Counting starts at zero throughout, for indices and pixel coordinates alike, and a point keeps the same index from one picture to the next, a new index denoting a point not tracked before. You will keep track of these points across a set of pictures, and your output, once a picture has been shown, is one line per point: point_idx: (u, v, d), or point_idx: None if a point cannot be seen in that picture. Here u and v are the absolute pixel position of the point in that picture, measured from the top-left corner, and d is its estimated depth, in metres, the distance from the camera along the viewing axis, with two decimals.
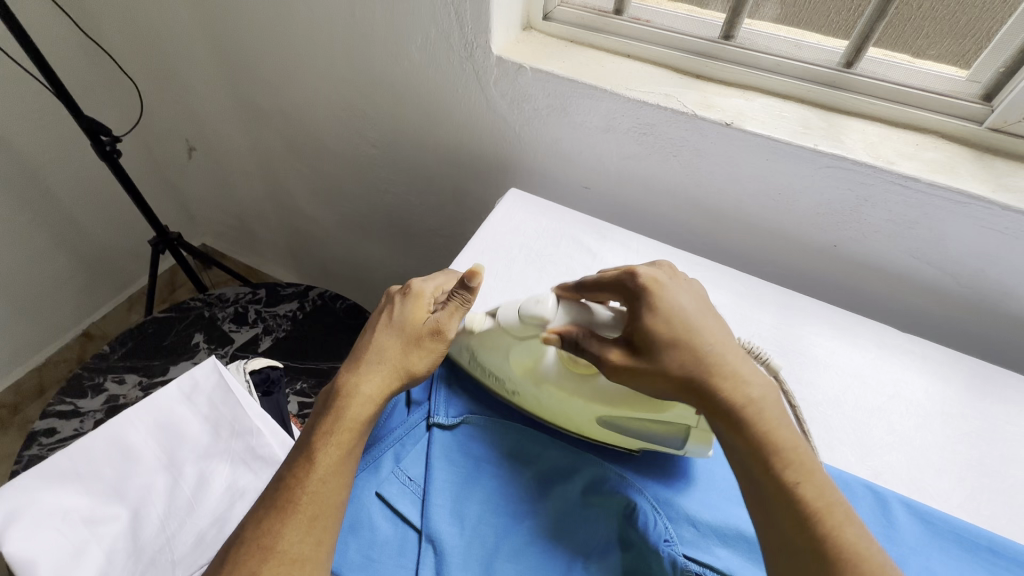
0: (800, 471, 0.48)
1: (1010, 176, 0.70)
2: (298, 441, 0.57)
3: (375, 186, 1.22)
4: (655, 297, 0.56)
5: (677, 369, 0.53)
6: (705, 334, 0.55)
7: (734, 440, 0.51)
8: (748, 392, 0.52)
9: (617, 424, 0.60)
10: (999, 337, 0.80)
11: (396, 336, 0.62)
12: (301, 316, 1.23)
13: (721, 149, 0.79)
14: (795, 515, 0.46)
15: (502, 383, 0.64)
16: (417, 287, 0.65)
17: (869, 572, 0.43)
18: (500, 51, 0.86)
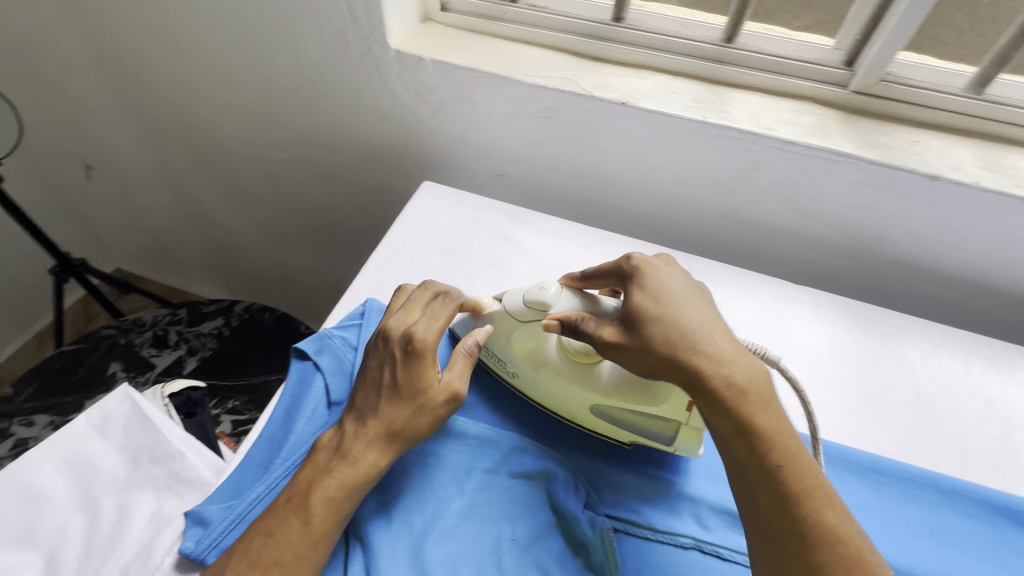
0: (786, 456, 0.46)
1: (873, 134, 0.77)
2: (286, 497, 0.51)
3: (294, 191, 1.19)
4: (645, 281, 0.55)
5: (660, 346, 0.50)
6: (694, 312, 0.52)
7: (717, 422, 0.49)
8: (735, 372, 0.49)
9: (609, 415, 0.60)
10: (881, 281, 0.88)
11: (405, 406, 0.54)
12: (227, 333, 1.18)
13: (620, 127, 0.82)
14: (774, 498, 0.45)
15: (503, 364, 0.64)
16: (430, 335, 0.56)
17: (846, 554, 0.43)
18: (397, 44, 0.86)
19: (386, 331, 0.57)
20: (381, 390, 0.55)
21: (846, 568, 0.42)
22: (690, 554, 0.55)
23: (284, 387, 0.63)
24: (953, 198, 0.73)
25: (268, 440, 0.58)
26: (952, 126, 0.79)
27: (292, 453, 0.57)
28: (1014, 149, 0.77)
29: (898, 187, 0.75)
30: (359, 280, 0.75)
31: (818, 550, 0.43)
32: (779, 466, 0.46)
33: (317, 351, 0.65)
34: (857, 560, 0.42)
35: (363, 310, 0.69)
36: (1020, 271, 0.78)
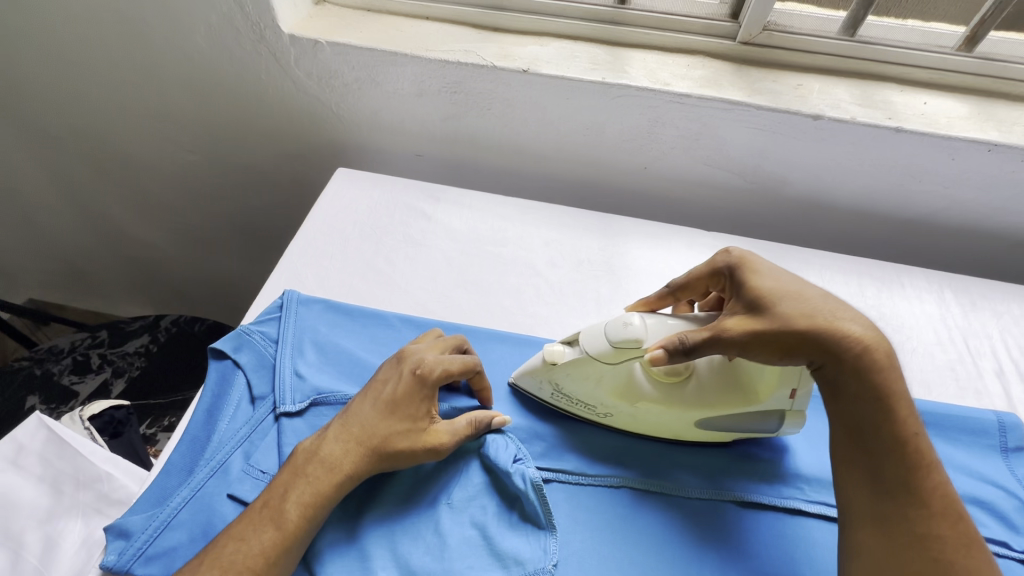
0: (919, 428, 0.46)
1: (761, 81, 0.81)
2: (260, 501, 0.50)
3: (209, 194, 1.13)
4: (754, 267, 0.54)
5: (803, 319, 0.48)
6: (815, 288, 0.51)
7: (853, 389, 0.47)
8: (874, 337, 0.47)
9: (717, 424, 0.57)
10: (785, 220, 0.93)
11: (393, 429, 0.53)
12: (155, 349, 1.12)
13: (527, 95, 0.83)
14: (906, 466, 0.44)
15: (592, 407, 0.59)
16: (437, 375, 0.56)
17: (963, 522, 0.43)
18: (290, 28, 0.83)
19: (405, 353, 0.58)
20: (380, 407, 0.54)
21: (961, 542, 0.42)
22: (619, 493, 0.56)
23: (203, 389, 0.60)
24: (837, 134, 0.79)
25: (189, 443, 0.57)
26: (833, 67, 0.84)
27: (214, 452, 0.55)
28: (887, 85, 0.83)
29: (788, 128, 0.79)
30: (277, 273, 0.73)
31: (939, 521, 0.43)
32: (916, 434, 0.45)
33: (235, 349, 0.63)
34: (973, 536, 0.43)
35: (281, 303, 0.67)
36: (902, 196, 0.85)
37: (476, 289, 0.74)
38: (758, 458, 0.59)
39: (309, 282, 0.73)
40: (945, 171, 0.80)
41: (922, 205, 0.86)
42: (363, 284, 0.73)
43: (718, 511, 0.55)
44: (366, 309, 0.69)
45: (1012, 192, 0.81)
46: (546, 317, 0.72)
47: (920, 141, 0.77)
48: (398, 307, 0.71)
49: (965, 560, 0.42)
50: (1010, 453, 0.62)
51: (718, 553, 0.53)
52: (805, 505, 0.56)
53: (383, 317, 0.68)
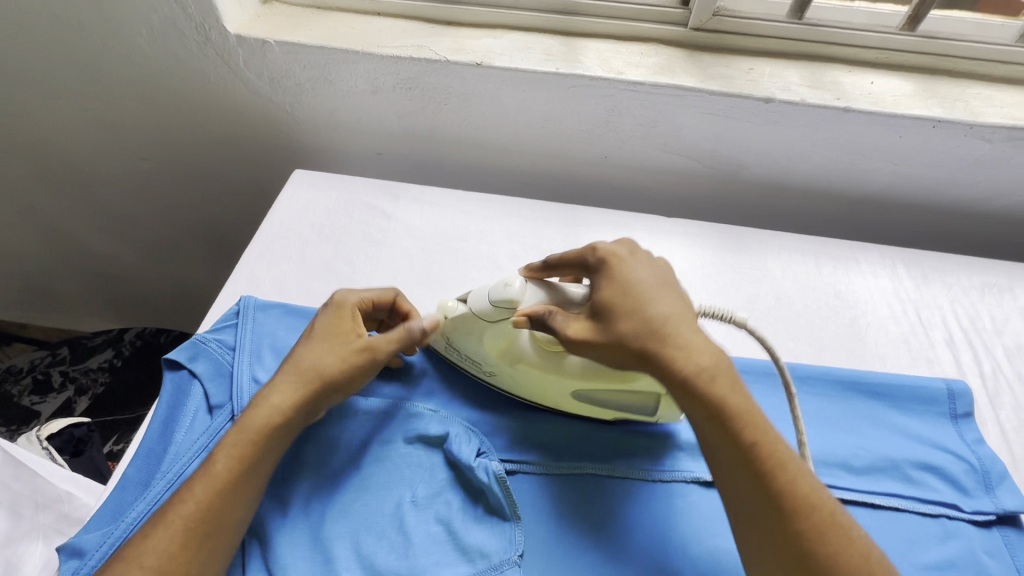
0: (760, 434, 0.47)
1: (713, 66, 0.82)
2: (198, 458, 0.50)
3: (167, 202, 1.11)
4: (615, 270, 0.54)
5: (633, 340, 0.50)
6: (661, 302, 0.52)
7: (690, 409, 0.49)
8: (701, 358, 0.49)
9: (593, 397, 0.58)
10: (746, 202, 0.95)
11: (309, 351, 0.55)
12: (120, 365, 1.10)
13: (482, 89, 0.83)
14: (751, 474, 0.46)
15: (478, 365, 0.61)
16: (341, 298, 0.59)
17: (822, 521, 0.44)
18: (236, 29, 0.81)
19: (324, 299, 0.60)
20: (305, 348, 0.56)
21: (821, 533, 0.43)
22: (582, 481, 0.57)
23: (158, 401, 0.59)
24: (788, 116, 0.80)
25: (145, 457, 0.55)
26: (782, 50, 0.85)
27: (171, 464, 0.54)
28: (835, 66, 0.84)
29: (741, 113, 0.80)
30: (234, 279, 0.72)
31: (794, 517, 0.44)
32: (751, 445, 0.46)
33: (191, 359, 0.61)
34: (833, 524, 0.44)
35: (238, 309, 0.66)
36: (855, 174, 0.87)
37: (437, 286, 0.74)
38: None
39: (267, 287, 0.72)
40: (893, 148, 0.82)
41: (874, 182, 0.88)
42: (322, 287, 0.72)
43: (679, 493, 0.57)
44: None
45: (958, 166, 0.84)
46: None
47: (868, 120, 0.79)
48: None
49: (825, 550, 0.43)
50: (959, 419, 0.64)
51: (679, 534, 0.54)
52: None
53: None
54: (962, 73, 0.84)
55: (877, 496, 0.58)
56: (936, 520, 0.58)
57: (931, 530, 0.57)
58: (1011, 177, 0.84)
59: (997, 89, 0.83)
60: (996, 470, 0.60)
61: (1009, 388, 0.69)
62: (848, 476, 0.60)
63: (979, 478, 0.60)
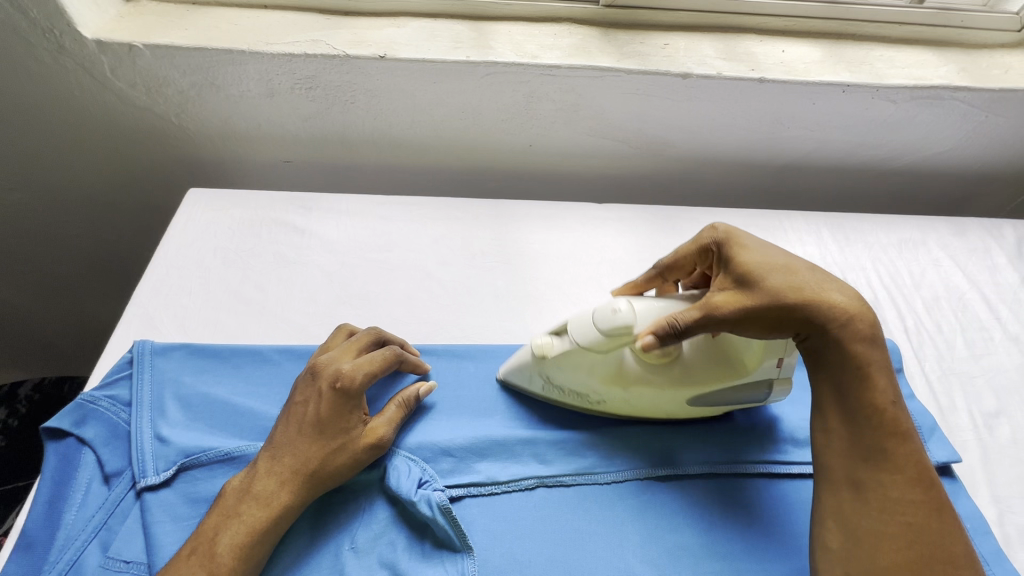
0: (898, 399, 0.47)
1: (629, 44, 0.80)
2: (188, 550, 0.45)
3: (47, 236, 0.93)
4: (746, 239, 0.52)
5: (790, 295, 0.47)
6: (801, 261, 0.51)
7: (832, 360, 0.48)
8: (855, 309, 0.48)
9: (708, 400, 0.55)
10: (674, 179, 0.94)
11: (325, 452, 0.50)
12: (16, 424, 0.94)
13: (389, 84, 0.76)
14: (883, 433, 0.46)
15: (584, 396, 0.56)
16: (358, 380, 0.52)
17: (938, 493, 0.45)
18: (94, 32, 0.70)
19: (320, 368, 0.53)
20: (303, 430, 0.50)
21: (935, 505, 0.44)
22: (535, 494, 0.54)
23: (40, 478, 0.50)
24: (706, 90, 0.79)
25: (28, 547, 0.47)
26: (695, 23, 0.83)
27: (61, 551, 0.47)
28: (748, 37, 0.84)
29: (661, 90, 0.79)
30: (125, 321, 0.63)
31: (913, 486, 0.44)
32: (891, 404, 0.46)
33: (78, 423, 0.53)
34: (945, 500, 0.45)
35: (130, 357, 0.57)
36: (775, 144, 0.88)
37: (363, 303, 0.68)
38: (670, 428, 0.59)
39: (166, 326, 0.63)
40: (809, 115, 0.83)
41: (794, 150, 0.89)
42: (233, 319, 0.65)
43: (635, 491, 0.55)
44: (238, 347, 0.61)
45: (868, 128, 0.86)
46: (441, 321, 0.68)
47: (782, 89, 0.79)
48: (274, 337, 0.64)
49: (936, 522, 0.43)
50: None
51: (641, 536, 0.52)
52: (717, 466, 0.56)
53: (259, 352, 0.61)
54: (865, 37, 0.86)
55: None
56: None
57: None
58: (917, 135, 0.87)
59: (899, 50, 0.85)
60: (927, 423, 0.62)
61: (931, 340, 0.72)
62: (802, 450, 0.58)
63: None
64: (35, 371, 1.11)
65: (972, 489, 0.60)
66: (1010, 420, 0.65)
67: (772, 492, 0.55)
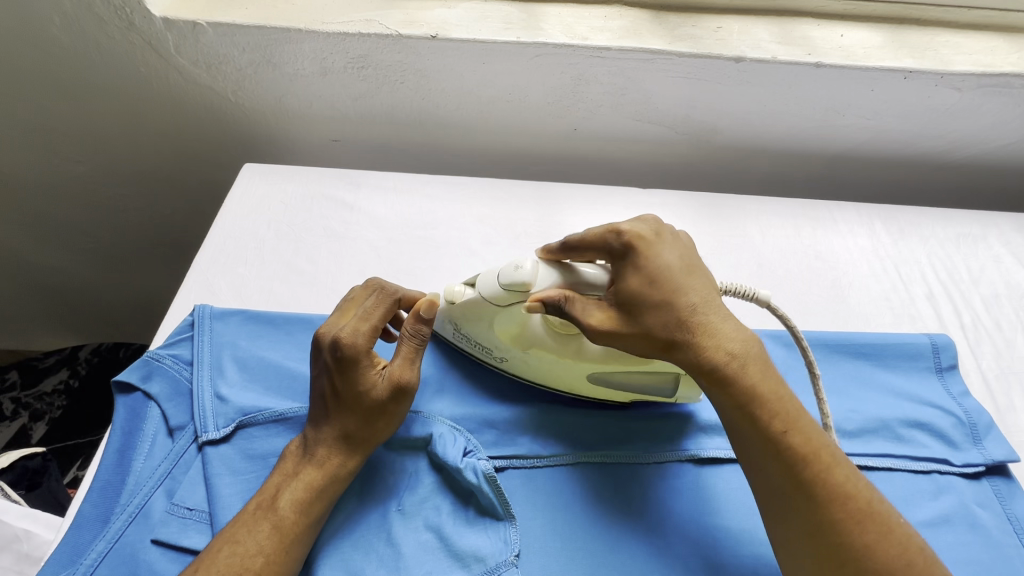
0: (789, 422, 0.46)
1: (681, 27, 0.78)
2: (253, 505, 0.47)
3: (108, 208, 0.97)
4: (641, 257, 0.50)
5: (660, 333, 0.47)
6: (690, 290, 0.49)
7: (715, 396, 0.47)
8: (731, 346, 0.47)
9: (607, 380, 0.56)
10: (721, 166, 0.92)
11: (352, 412, 0.50)
12: (76, 385, 1.00)
13: (439, 64, 0.77)
14: (784, 467, 0.44)
15: (488, 350, 0.58)
16: (348, 345, 0.51)
17: (857, 507, 0.43)
18: (161, 10, 0.73)
19: (320, 339, 0.53)
20: (326, 400, 0.51)
21: (858, 521, 0.42)
22: (575, 469, 0.54)
23: (111, 427, 0.54)
24: (760, 75, 0.77)
25: (101, 490, 0.51)
26: (748, 7, 0.82)
27: (131, 496, 0.50)
28: (804, 20, 0.81)
29: (713, 74, 0.77)
30: (186, 286, 0.66)
31: (827, 506, 0.43)
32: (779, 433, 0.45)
33: (145, 379, 0.56)
34: (868, 510, 0.43)
35: (192, 320, 0.60)
36: (829, 132, 0.86)
37: (409, 279, 0.69)
38: (710, 411, 0.58)
39: (224, 293, 0.66)
40: (866, 102, 0.80)
41: (848, 139, 0.87)
42: (285, 288, 0.67)
43: (674, 473, 0.55)
44: (290, 315, 0.63)
45: (929, 117, 0.83)
46: None
47: (841, 74, 0.76)
48: (324, 308, 0.66)
49: (859, 538, 0.42)
50: (945, 372, 0.64)
51: (681, 517, 0.52)
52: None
53: (311, 320, 0.63)
54: (929, 21, 0.83)
55: (872, 458, 0.57)
56: (930, 477, 0.57)
57: (925, 486, 0.56)
58: (981, 125, 0.83)
59: (966, 36, 0.81)
60: (982, 421, 0.60)
61: (989, 337, 0.69)
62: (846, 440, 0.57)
63: (967, 432, 0.60)
64: (91, 336, 1.17)
65: None
66: None
67: None
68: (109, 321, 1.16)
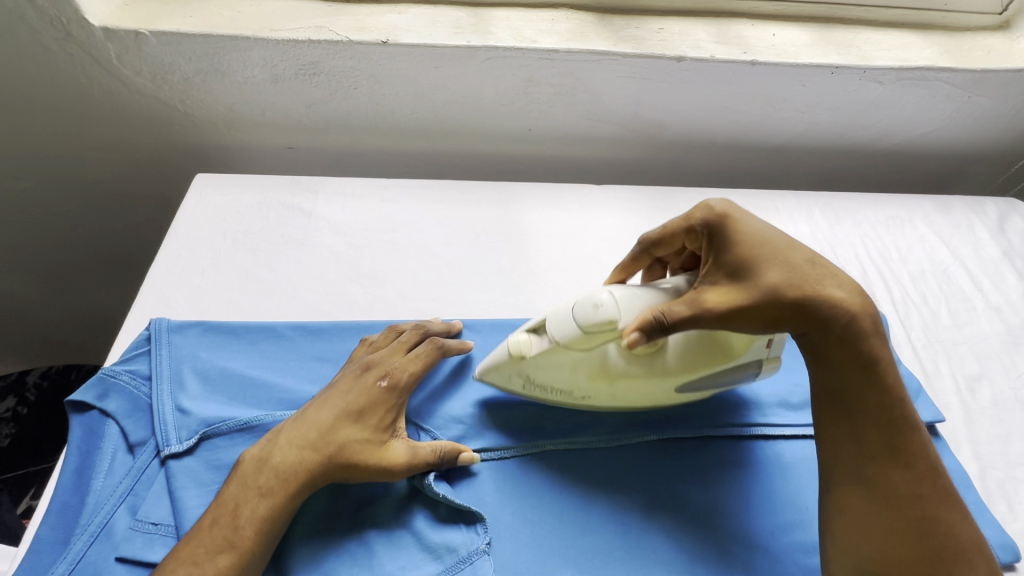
0: (902, 393, 0.46)
1: (625, 29, 0.82)
2: (209, 520, 0.46)
3: (50, 225, 0.94)
4: (738, 225, 0.50)
5: (788, 296, 0.46)
6: (801, 250, 0.48)
7: (838, 353, 0.47)
8: (852, 304, 0.47)
9: (695, 387, 0.55)
10: (671, 161, 0.96)
11: (353, 442, 0.50)
12: (26, 411, 0.95)
13: (392, 69, 0.78)
14: (887, 433, 0.45)
15: (567, 392, 0.56)
16: (395, 383, 0.54)
17: (945, 484, 0.45)
18: (101, 20, 0.72)
19: (372, 361, 0.56)
20: (338, 416, 0.51)
21: (943, 497, 0.44)
22: (542, 457, 0.56)
23: (67, 449, 0.53)
24: (700, 73, 0.81)
25: (59, 513, 0.49)
26: (687, 10, 0.86)
27: (92, 515, 0.49)
28: (739, 21, 0.86)
29: (657, 73, 0.81)
30: (140, 300, 0.65)
31: (919, 477, 0.44)
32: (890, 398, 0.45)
33: (101, 397, 0.55)
34: (950, 489, 0.45)
35: (149, 334, 0.59)
36: (767, 126, 0.91)
37: (371, 281, 0.70)
38: None
39: (181, 305, 0.65)
40: (799, 96, 0.86)
41: (785, 131, 0.92)
42: (245, 297, 0.67)
43: (636, 454, 0.57)
44: (251, 324, 0.63)
45: (857, 109, 0.89)
46: (447, 298, 0.70)
47: (773, 71, 0.81)
48: (287, 315, 0.66)
49: (944, 513, 0.44)
50: None
51: (645, 494, 0.55)
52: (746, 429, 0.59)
53: (273, 328, 0.63)
54: (852, 21, 0.89)
55: None
56: None
57: None
58: (902, 115, 0.90)
59: (885, 33, 0.88)
60: (913, 386, 0.65)
61: (917, 310, 0.75)
62: (791, 413, 0.61)
63: None
64: (36, 361, 1.10)
65: (956, 447, 0.63)
66: (990, 383, 0.69)
67: (766, 452, 0.58)
68: (58, 344, 1.10)
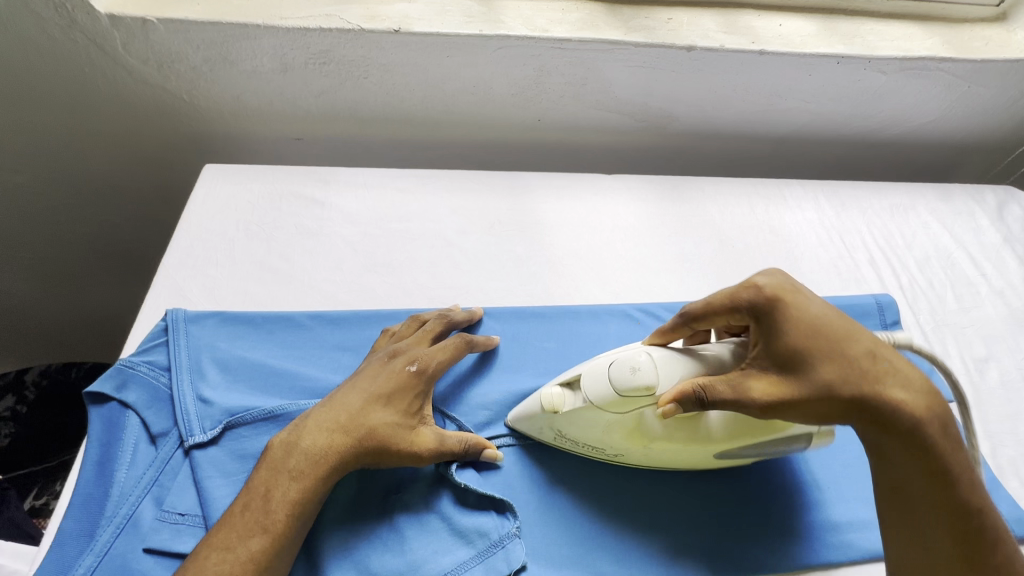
0: (970, 484, 0.42)
1: (635, 19, 0.82)
2: (241, 505, 0.46)
3: (50, 220, 0.92)
4: (793, 312, 0.46)
5: (841, 393, 0.43)
6: (862, 342, 0.45)
7: (890, 437, 0.43)
8: (917, 400, 0.43)
9: (737, 454, 0.52)
10: (677, 151, 0.97)
11: (384, 424, 0.50)
12: (26, 411, 0.92)
13: (403, 58, 0.78)
14: (948, 527, 0.42)
15: (601, 449, 0.53)
16: (423, 368, 0.54)
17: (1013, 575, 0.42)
18: (106, 6, 0.70)
19: (399, 348, 0.56)
20: (367, 398, 0.51)
21: None
22: None
23: (87, 441, 0.51)
24: (708, 63, 0.82)
25: (83, 504, 0.48)
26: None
27: (117, 506, 0.48)
28: (746, 11, 0.87)
29: (667, 63, 0.81)
30: (154, 291, 0.64)
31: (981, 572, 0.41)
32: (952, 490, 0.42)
33: (119, 388, 0.54)
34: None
35: (166, 325, 0.58)
36: (772, 115, 0.92)
37: (388, 271, 0.70)
38: None
39: (196, 295, 0.64)
40: (805, 86, 0.87)
41: (791, 120, 0.93)
42: (261, 288, 0.66)
43: None
44: (270, 314, 0.62)
45: (861, 99, 0.90)
46: (464, 287, 0.70)
47: (781, 61, 0.82)
48: (304, 305, 0.65)
49: None
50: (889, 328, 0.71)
51: (670, 477, 0.55)
52: None
53: (292, 318, 0.62)
54: (856, 11, 0.90)
55: None
56: None
57: None
58: (905, 105, 0.92)
59: (888, 24, 0.89)
60: None
61: (924, 295, 0.77)
62: None
63: None
64: (31, 360, 1.07)
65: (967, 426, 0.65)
66: (997, 364, 0.71)
67: None
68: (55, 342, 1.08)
